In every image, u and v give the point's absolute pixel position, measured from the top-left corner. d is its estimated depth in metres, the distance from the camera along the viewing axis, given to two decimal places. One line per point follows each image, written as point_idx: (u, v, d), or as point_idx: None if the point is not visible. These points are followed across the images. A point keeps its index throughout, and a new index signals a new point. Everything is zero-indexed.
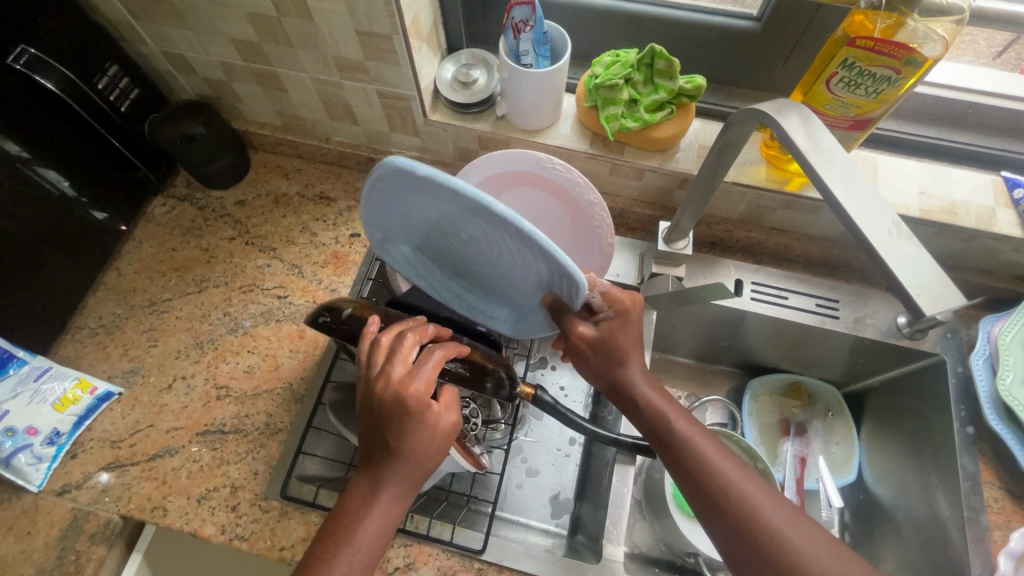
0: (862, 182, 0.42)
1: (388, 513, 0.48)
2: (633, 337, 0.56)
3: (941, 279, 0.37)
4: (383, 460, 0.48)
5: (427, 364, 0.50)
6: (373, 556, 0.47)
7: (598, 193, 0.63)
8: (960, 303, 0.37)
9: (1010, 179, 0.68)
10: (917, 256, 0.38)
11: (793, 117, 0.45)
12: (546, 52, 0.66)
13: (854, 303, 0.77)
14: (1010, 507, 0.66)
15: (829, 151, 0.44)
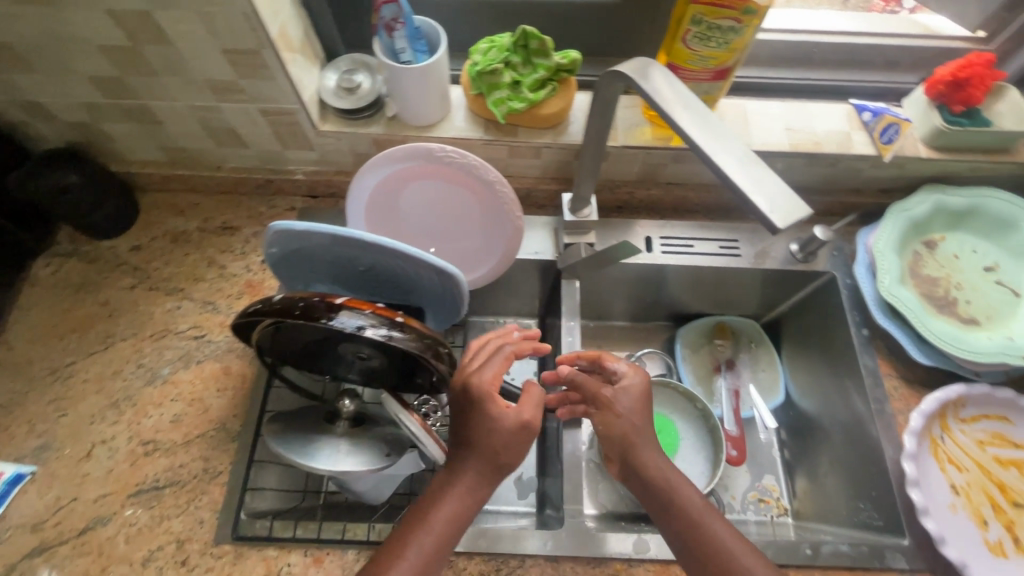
0: (717, 122, 0.46)
1: (460, 496, 0.57)
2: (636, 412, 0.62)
3: (787, 192, 0.41)
4: (462, 449, 0.59)
5: (496, 361, 0.63)
6: (440, 538, 0.55)
7: (497, 171, 0.64)
8: (808, 214, 0.40)
9: (859, 105, 0.77)
10: (768, 178, 0.42)
11: (650, 71, 0.49)
12: (423, 48, 0.68)
13: (752, 240, 0.84)
14: (908, 392, 0.73)
15: (684, 95, 0.48)
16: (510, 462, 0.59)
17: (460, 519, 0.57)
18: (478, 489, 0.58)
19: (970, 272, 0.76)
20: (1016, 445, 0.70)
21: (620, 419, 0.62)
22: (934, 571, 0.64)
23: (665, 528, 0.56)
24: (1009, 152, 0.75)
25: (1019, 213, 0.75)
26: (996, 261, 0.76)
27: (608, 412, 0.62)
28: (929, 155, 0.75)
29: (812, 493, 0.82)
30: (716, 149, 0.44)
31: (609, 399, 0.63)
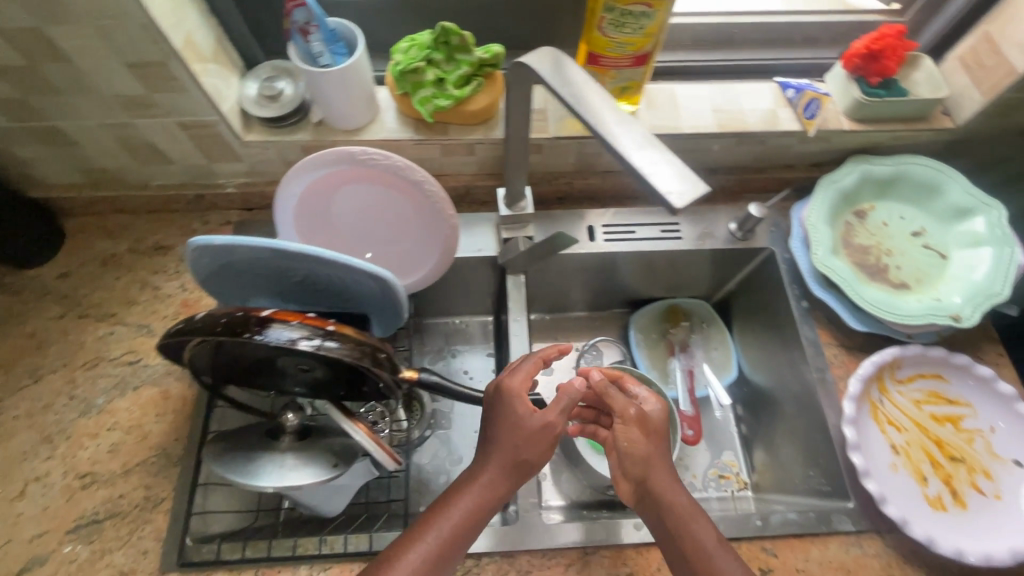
0: (616, 110, 0.46)
1: (479, 492, 0.59)
2: (658, 438, 0.62)
3: (683, 169, 0.41)
4: (488, 445, 0.61)
5: (528, 364, 0.65)
6: (451, 537, 0.56)
7: (425, 170, 0.64)
8: (707, 190, 0.40)
9: (782, 83, 0.78)
10: (665, 159, 0.41)
11: (547, 62, 0.49)
12: (341, 50, 0.66)
13: (693, 222, 0.85)
14: (848, 359, 0.75)
15: (583, 86, 0.48)
16: (532, 462, 0.60)
17: (478, 516, 0.58)
18: (499, 488, 0.59)
19: (899, 239, 0.78)
20: (951, 401, 0.72)
21: (642, 439, 0.61)
22: (879, 530, 0.66)
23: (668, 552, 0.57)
24: (927, 119, 0.78)
25: (941, 178, 0.78)
26: (923, 227, 0.79)
27: (630, 429, 0.62)
28: (852, 127, 0.77)
29: (769, 465, 0.84)
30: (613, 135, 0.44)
31: (633, 417, 0.62)
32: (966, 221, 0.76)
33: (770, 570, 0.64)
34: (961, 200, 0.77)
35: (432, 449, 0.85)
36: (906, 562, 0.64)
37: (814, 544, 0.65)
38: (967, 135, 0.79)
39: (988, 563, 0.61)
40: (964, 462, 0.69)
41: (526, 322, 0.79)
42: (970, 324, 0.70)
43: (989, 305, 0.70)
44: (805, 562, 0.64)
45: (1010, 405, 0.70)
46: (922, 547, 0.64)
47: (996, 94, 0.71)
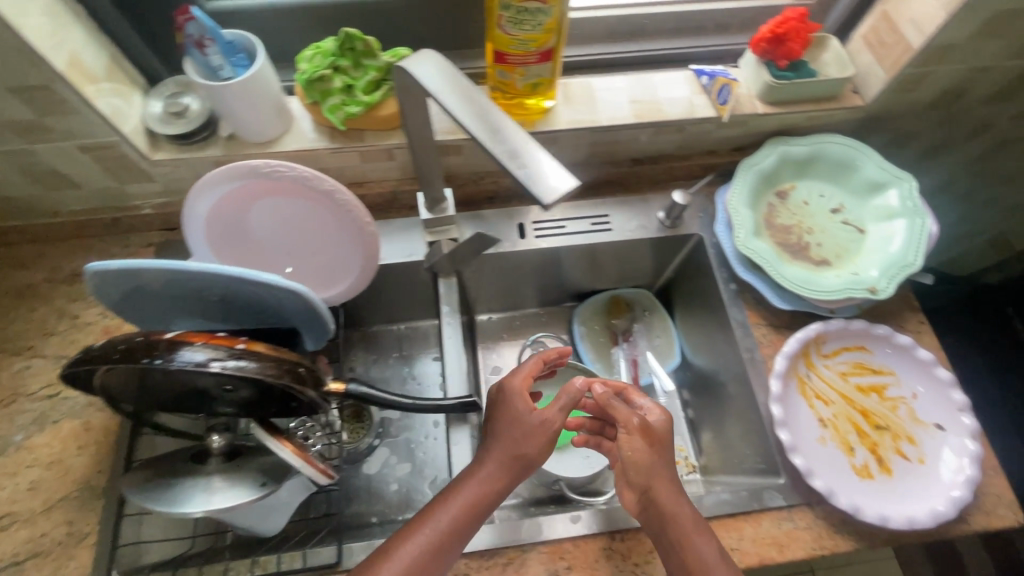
0: (492, 110, 0.46)
1: (479, 484, 0.60)
2: (661, 446, 0.61)
3: (551, 165, 0.42)
4: (490, 439, 0.64)
5: (528, 365, 0.69)
6: (449, 531, 0.58)
7: (334, 180, 0.63)
8: (577, 183, 0.41)
9: (697, 70, 0.79)
10: (536, 156, 0.42)
11: (422, 65, 0.47)
12: (242, 61, 0.65)
13: (622, 213, 0.85)
14: (776, 337, 0.77)
15: (462, 87, 0.47)
16: (532, 456, 0.62)
17: (478, 508, 0.60)
18: (497, 480, 0.61)
19: (820, 216, 0.80)
20: (876, 370, 0.74)
21: (645, 447, 0.60)
22: (809, 502, 0.67)
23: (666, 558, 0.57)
24: (838, 98, 0.79)
25: (855, 154, 0.80)
26: (842, 203, 0.81)
27: (633, 438, 0.60)
28: (766, 110, 0.78)
29: (714, 446, 0.85)
30: (489, 139, 0.44)
31: (638, 426, 0.61)
32: (880, 196, 0.79)
33: None
34: (875, 175, 0.79)
35: (383, 456, 0.92)
36: (836, 531, 0.66)
37: (747, 522, 0.66)
38: (877, 112, 0.81)
39: (910, 527, 0.63)
40: (889, 430, 0.71)
41: (458, 324, 0.80)
42: (885, 296, 0.72)
43: (903, 276, 0.73)
44: (739, 541, 0.65)
45: (928, 371, 0.73)
46: (850, 516, 0.66)
47: (896, 71, 0.73)
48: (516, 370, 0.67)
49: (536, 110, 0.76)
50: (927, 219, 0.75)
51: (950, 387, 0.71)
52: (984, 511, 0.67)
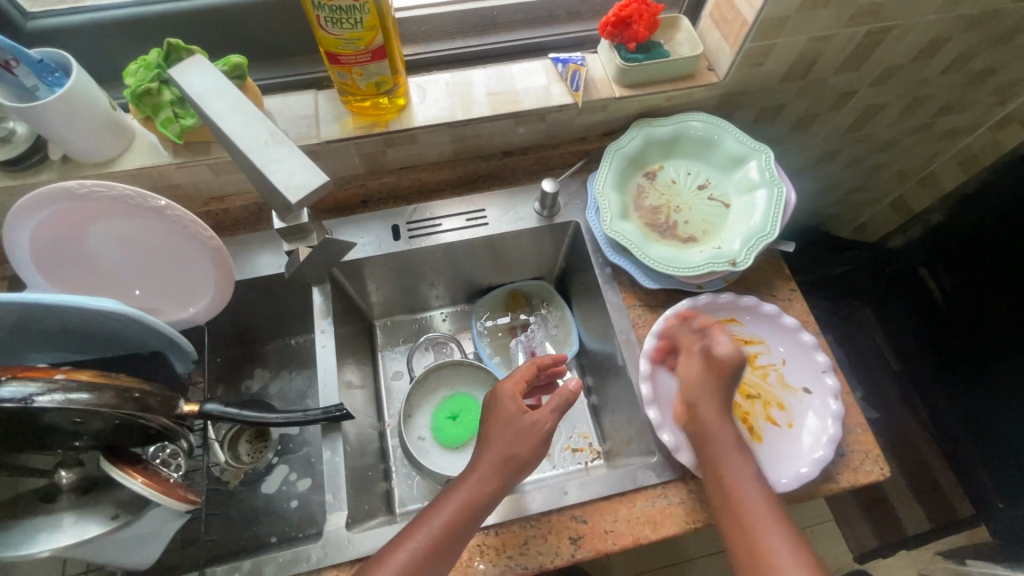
0: (249, 108, 0.46)
1: (474, 488, 0.59)
2: (717, 378, 0.63)
3: (304, 168, 0.44)
4: (482, 444, 0.63)
5: (521, 371, 0.70)
6: (448, 535, 0.57)
7: (165, 198, 0.61)
8: (330, 181, 0.43)
9: (553, 59, 0.79)
10: (288, 156, 0.44)
11: (185, 70, 0.46)
12: (61, 80, 0.62)
13: (498, 206, 0.85)
14: (651, 317, 0.78)
15: (218, 87, 0.46)
16: (523, 456, 0.61)
17: (473, 508, 0.58)
18: (488, 484, 0.59)
19: (688, 193, 0.81)
20: (747, 341, 0.75)
21: (700, 370, 0.63)
22: (683, 477, 0.68)
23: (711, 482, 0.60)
24: (694, 76, 0.80)
25: (715, 130, 0.81)
26: (708, 178, 0.82)
27: (693, 359, 0.64)
28: (623, 93, 0.78)
29: (611, 430, 0.86)
30: (249, 144, 0.44)
31: (698, 351, 0.65)
32: (742, 168, 0.80)
33: (579, 537, 0.65)
34: (735, 149, 0.80)
35: (282, 475, 0.89)
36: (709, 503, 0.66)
37: (622, 503, 0.67)
38: (734, 87, 0.82)
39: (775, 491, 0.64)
40: (761, 398, 0.72)
41: (332, 331, 0.79)
42: (746, 266, 0.73)
43: (763, 245, 0.74)
44: (614, 523, 0.65)
45: (794, 335, 0.74)
46: None
47: (738, 46, 0.75)
48: (508, 377, 0.68)
49: (392, 109, 0.75)
50: (783, 187, 0.76)
51: (813, 349, 0.72)
52: (852, 468, 0.69)
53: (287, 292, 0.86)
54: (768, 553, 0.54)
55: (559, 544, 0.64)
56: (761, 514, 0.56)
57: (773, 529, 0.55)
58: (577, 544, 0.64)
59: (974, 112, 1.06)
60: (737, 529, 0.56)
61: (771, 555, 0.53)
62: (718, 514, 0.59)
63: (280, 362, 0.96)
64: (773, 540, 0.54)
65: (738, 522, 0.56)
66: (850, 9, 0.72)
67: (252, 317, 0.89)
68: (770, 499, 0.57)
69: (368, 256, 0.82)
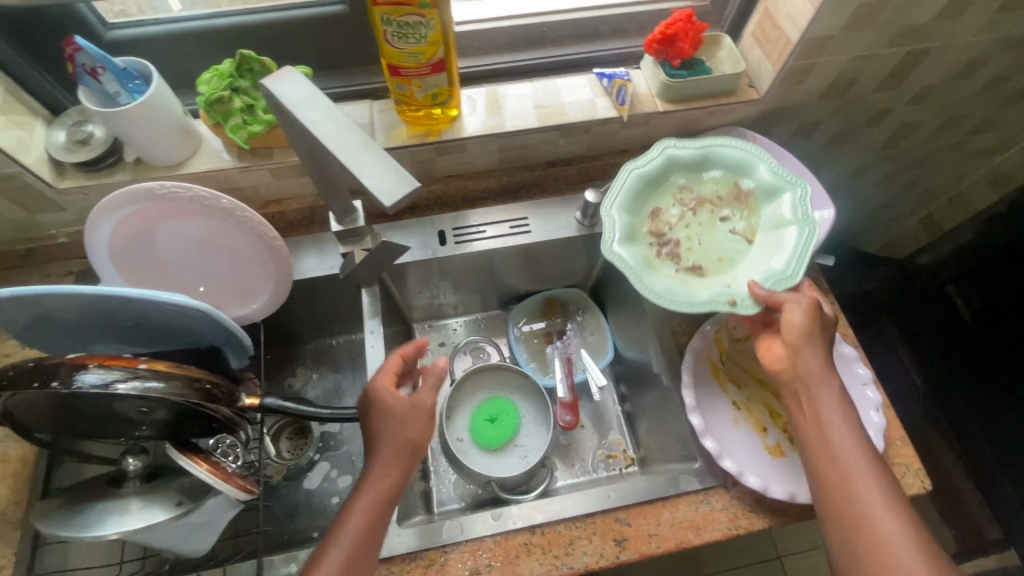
0: (346, 120, 0.47)
1: (380, 483, 0.61)
2: (819, 340, 0.64)
3: (396, 173, 0.44)
4: (374, 439, 0.64)
5: (389, 362, 0.68)
6: (374, 516, 0.60)
7: (232, 198, 0.64)
8: (420, 185, 0.44)
9: (598, 73, 0.82)
10: (383, 162, 0.45)
11: (284, 80, 0.48)
12: (140, 87, 0.66)
13: (540, 214, 0.87)
14: (691, 326, 0.79)
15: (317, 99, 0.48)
16: (418, 440, 0.63)
17: (382, 501, 0.61)
18: (393, 473, 0.62)
19: (709, 224, 0.75)
20: None
21: (805, 320, 0.64)
22: (725, 483, 0.69)
23: (810, 441, 0.61)
24: (736, 92, 0.83)
25: (743, 159, 0.74)
26: (734, 210, 0.75)
27: (797, 308, 0.65)
28: (666, 108, 0.81)
29: (647, 436, 0.87)
30: (342, 150, 0.46)
31: (807, 301, 0.65)
32: (773, 203, 0.72)
33: (623, 539, 0.66)
34: (768, 182, 0.73)
35: (325, 472, 0.91)
36: (752, 511, 0.67)
37: (666, 508, 0.68)
38: (774, 104, 0.84)
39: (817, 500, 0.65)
40: None
41: (380, 331, 0.81)
42: (748, 307, 0.65)
43: (777, 289, 0.66)
44: (657, 526, 0.66)
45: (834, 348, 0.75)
46: (762, 494, 0.67)
47: (782, 64, 0.77)
48: (378, 371, 0.66)
49: (444, 119, 0.78)
50: (816, 228, 0.68)
51: (854, 361, 0.74)
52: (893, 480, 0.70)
53: (335, 293, 0.88)
54: (867, 510, 0.56)
55: (603, 546, 0.65)
56: (853, 453, 0.59)
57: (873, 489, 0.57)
58: (621, 546, 0.66)
59: (1007, 131, 1.07)
60: (830, 467, 0.59)
61: (860, 493, 0.57)
62: (815, 470, 0.60)
63: (323, 362, 0.99)
64: (873, 501, 0.56)
65: (831, 459, 0.59)
66: (892, 29, 0.74)
67: (299, 317, 0.92)
68: (871, 458, 0.59)
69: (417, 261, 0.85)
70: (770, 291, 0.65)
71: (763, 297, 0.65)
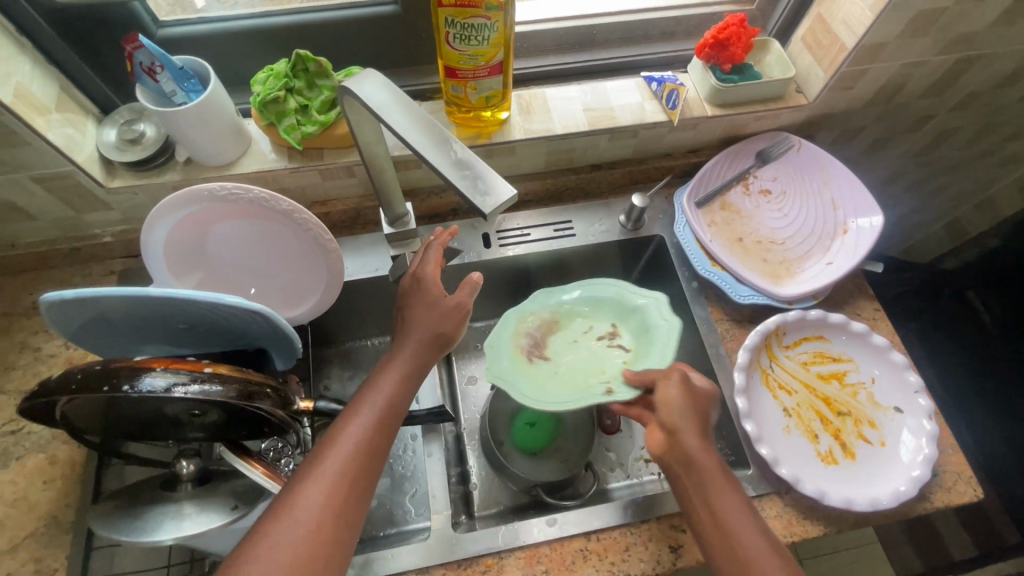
0: (435, 127, 0.48)
1: (407, 364, 0.61)
2: (697, 415, 0.61)
3: (489, 178, 0.44)
4: (404, 327, 0.63)
5: (433, 254, 0.68)
6: (397, 396, 0.59)
7: (290, 199, 0.63)
8: (514, 193, 0.44)
9: (647, 77, 0.82)
10: (474, 166, 0.45)
11: (370, 85, 0.50)
12: (196, 87, 0.65)
13: (584, 218, 0.87)
14: (739, 331, 0.79)
15: (408, 107, 0.49)
16: (450, 334, 0.63)
17: (408, 384, 0.60)
18: (420, 359, 0.61)
19: (581, 343, 0.78)
20: (836, 358, 0.77)
21: (682, 395, 0.61)
22: (778, 490, 0.69)
23: (701, 525, 0.56)
24: (783, 97, 0.82)
25: (610, 287, 0.80)
26: (608, 328, 0.79)
27: (671, 384, 0.62)
28: (715, 112, 0.81)
29: None
30: (433, 154, 0.46)
31: (678, 374, 0.63)
32: (638, 315, 0.77)
33: (679, 546, 0.66)
34: (630, 301, 0.79)
35: None
36: (806, 518, 0.67)
37: None
38: (821, 110, 0.84)
39: (874, 508, 0.65)
40: (851, 415, 0.73)
41: None
42: (622, 394, 0.68)
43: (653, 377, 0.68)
44: None
45: (884, 356, 0.75)
46: (817, 502, 0.67)
47: (834, 70, 0.76)
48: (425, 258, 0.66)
49: (492, 122, 0.77)
50: (676, 325, 0.73)
51: (905, 369, 0.73)
52: (945, 489, 0.69)
53: (377, 295, 0.88)
54: None
55: (659, 553, 0.65)
56: (747, 535, 0.54)
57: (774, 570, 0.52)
58: (677, 553, 0.65)
59: None
60: (729, 552, 0.54)
61: None
62: (713, 555, 0.55)
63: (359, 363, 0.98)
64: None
65: (728, 546, 0.54)
66: (946, 37, 0.74)
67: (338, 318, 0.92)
68: (766, 534, 0.55)
69: (463, 264, 0.84)
70: (642, 373, 0.67)
71: (635, 378, 0.67)
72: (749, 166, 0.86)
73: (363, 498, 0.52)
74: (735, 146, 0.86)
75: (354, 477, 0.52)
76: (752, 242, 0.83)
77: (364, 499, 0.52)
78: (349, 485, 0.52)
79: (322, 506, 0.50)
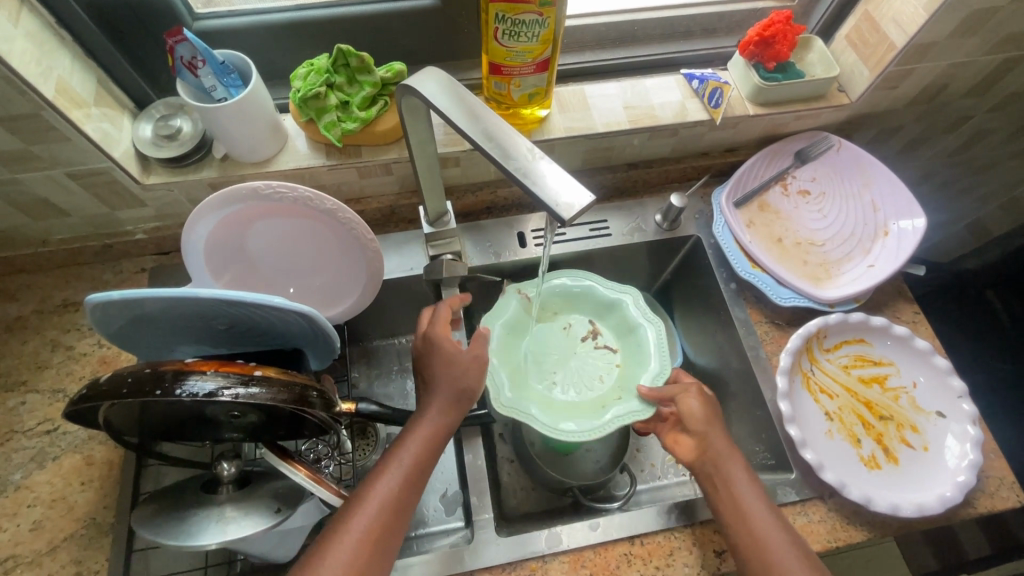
0: (501, 128, 0.46)
1: (433, 419, 0.60)
2: (716, 423, 0.65)
3: (567, 182, 0.42)
4: (431, 382, 0.62)
5: (441, 313, 0.66)
6: (422, 454, 0.58)
7: (334, 198, 0.62)
8: (593, 196, 0.42)
9: (687, 74, 0.80)
10: (549, 170, 0.43)
11: (430, 84, 0.48)
12: (235, 82, 0.63)
13: (619, 217, 0.86)
14: (779, 334, 0.79)
15: (472, 106, 0.48)
16: (474, 388, 0.62)
17: (435, 440, 0.59)
18: (446, 416, 0.60)
19: (566, 351, 0.79)
20: (877, 362, 0.76)
21: (702, 404, 0.65)
22: (822, 496, 0.68)
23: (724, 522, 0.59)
24: (825, 97, 0.81)
25: (586, 288, 0.80)
26: (588, 327, 0.80)
27: (692, 396, 0.65)
28: (757, 111, 0.79)
29: None
30: (502, 157, 0.44)
31: (695, 386, 0.67)
32: (618, 312, 0.78)
33: (723, 551, 0.65)
34: (604, 297, 0.79)
35: None
36: (849, 524, 0.67)
37: None
38: (863, 109, 0.83)
39: (921, 514, 0.65)
40: (894, 420, 0.73)
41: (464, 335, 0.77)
42: (644, 411, 0.66)
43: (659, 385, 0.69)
44: None
45: (928, 360, 0.74)
46: (862, 507, 0.67)
47: (881, 69, 0.75)
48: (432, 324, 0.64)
49: (532, 120, 0.76)
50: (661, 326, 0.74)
51: (949, 374, 0.72)
52: (988, 494, 0.69)
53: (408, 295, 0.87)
54: None
55: (704, 557, 0.65)
56: (771, 527, 0.57)
57: (795, 562, 0.55)
58: (721, 558, 0.65)
59: None
60: (749, 542, 0.57)
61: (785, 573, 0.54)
62: (735, 547, 0.58)
63: None
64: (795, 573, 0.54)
65: (751, 538, 0.57)
66: (997, 37, 0.72)
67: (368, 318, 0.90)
68: (788, 529, 0.58)
69: (498, 262, 0.82)
70: (661, 389, 0.67)
71: (653, 395, 0.67)
72: (788, 166, 0.85)
73: (385, 558, 0.52)
74: (775, 145, 0.85)
75: (377, 537, 0.52)
76: (791, 243, 0.82)
77: (387, 559, 0.53)
78: (372, 546, 0.52)
79: (344, 568, 0.50)
